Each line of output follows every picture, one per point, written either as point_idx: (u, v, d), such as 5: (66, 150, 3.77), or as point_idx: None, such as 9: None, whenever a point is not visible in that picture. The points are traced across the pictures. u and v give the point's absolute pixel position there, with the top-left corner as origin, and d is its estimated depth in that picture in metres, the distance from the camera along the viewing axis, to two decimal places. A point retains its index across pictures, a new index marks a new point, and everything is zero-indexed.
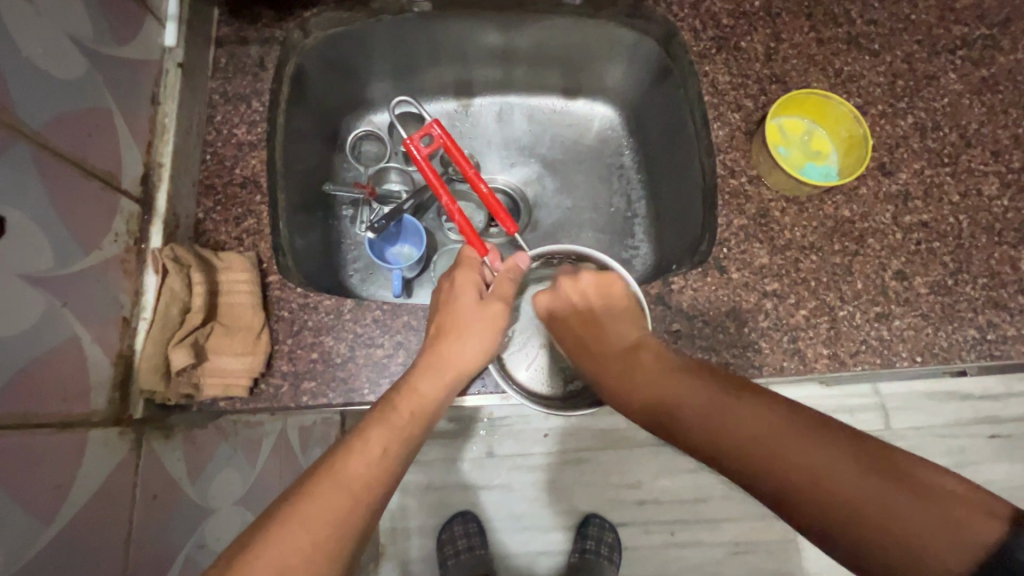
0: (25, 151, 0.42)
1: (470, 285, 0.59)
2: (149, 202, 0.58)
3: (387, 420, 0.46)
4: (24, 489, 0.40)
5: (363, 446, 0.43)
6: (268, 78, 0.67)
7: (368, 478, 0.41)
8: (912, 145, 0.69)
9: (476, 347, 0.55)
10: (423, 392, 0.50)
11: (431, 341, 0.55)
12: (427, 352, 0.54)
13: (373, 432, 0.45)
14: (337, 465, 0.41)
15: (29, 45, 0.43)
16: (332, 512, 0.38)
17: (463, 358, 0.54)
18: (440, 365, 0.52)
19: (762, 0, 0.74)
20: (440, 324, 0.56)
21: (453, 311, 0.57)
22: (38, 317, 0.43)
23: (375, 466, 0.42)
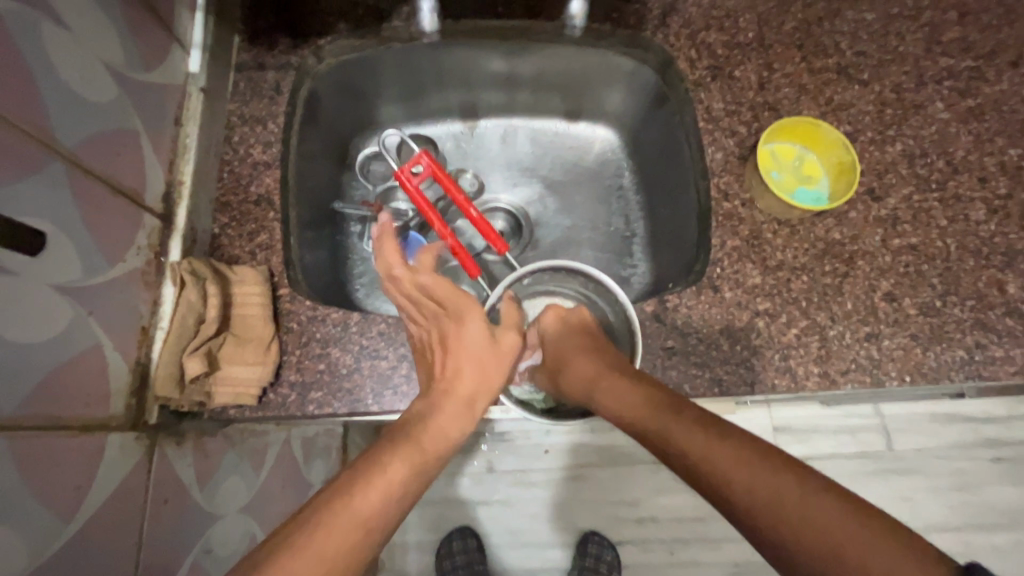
0: (61, 170, 0.45)
1: (483, 311, 0.57)
2: (170, 218, 0.61)
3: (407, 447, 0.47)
4: (47, 488, 0.42)
5: (380, 478, 0.43)
6: (284, 101, 0.71)
7: (381, 506, 0.42)
8: (900, 171, 0.72)
9: (490, 379, 0.56)
10: (441, 428, 0.50)
11: (441, 370, 0.55)
12: (440, 382, 0.54)
13: (394, 459, 0.45)
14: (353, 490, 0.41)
15: (69, 74, 0.47)
16: (343, 535, 0.38)
17: (477, 394, 0.55)
18: (453, 398, 0.53)
19: (756, 32, 0.77)
20: (446, 352, 0.55)
21: (462, 335, 0.56)
22: (66, 325, 0.46)
23: (389, 492, 0.43)
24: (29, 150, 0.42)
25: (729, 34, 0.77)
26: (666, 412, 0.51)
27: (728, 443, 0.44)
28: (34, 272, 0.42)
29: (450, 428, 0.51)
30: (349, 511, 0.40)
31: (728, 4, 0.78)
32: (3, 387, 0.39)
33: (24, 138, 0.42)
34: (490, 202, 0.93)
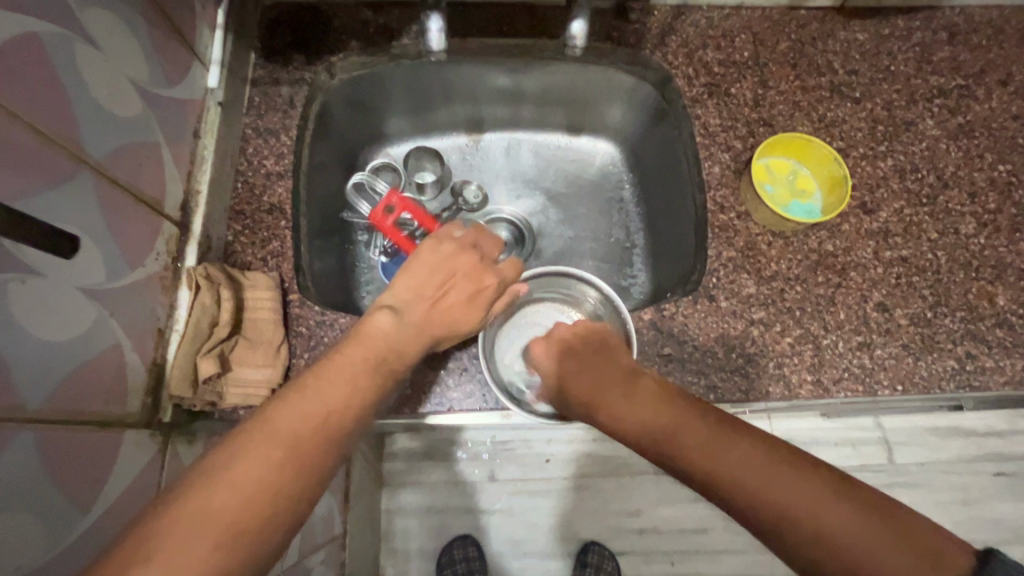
0: (89, 179, 0.48)
1: (474, 279, 0.57)
2: (187, 225, 0.64)
3: (359, 347, 0.47)
4: (68, 480, 0.44)
5: (312, 395, 0.40)
6: (296, 115, 0.74)
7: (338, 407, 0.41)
8: (891, 186, 0.74)
9: (432, 327, 0.53)
10: (391, 348, 0.49)
11: (403, 292, 0.54)
12: (396, 301, 0.53)
13: (348, 357, 0.46)
14: (312, 389, 0.41)
15: (98, 89, 0.50)
16: (300, 431, 0.38)
17: (418, 338, 0.52)
18: (405, 323, 0.51)
19: (751, 51, 0.80)
20: (417, 282, 0.55)
21: (438, 279, 0.56)
22: (89, 325, 0.48)
23: (347, 393, 0.42)
24: (58, 159, 0.45)
25: (725, 52, 0.80)
26: (679, 420, 0.46)
27: (740, 443, 0.42)
28: (62, 274, 0.45)
29: (402, 349, 0.50)
30: (301, 411, 0.39)
31: (724, 24, 0.81)
32: (31, 382, 0.41)
33: (53, 148, 0.44)
34: (493, 213, 0.95)
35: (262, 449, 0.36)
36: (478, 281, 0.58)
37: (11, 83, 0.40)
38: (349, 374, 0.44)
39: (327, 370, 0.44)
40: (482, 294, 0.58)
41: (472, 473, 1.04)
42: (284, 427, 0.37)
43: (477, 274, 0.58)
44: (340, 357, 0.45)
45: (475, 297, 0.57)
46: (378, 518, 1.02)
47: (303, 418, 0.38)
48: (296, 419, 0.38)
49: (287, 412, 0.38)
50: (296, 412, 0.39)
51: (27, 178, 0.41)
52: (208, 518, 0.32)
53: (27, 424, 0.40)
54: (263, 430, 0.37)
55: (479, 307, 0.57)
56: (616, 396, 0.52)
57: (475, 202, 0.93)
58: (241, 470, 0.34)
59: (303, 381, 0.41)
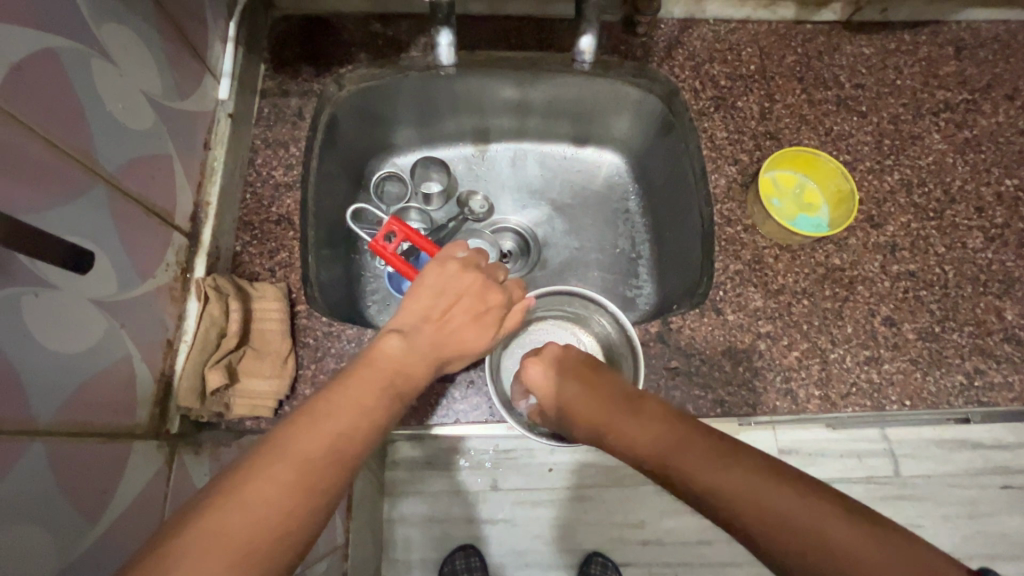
0: (102, 192, 0.49)
1: (480, 297, 0.56)
2: (196, 235, 0.64)
3: (369, 371, 0.46)
4: (77, 492, 0.44)
5: (326, 417, 0.40)
6: (305, 126, 0.75)
7: (350, 426, 0.41)
8: (898, 200, 0.74)
9: (442, 349, 0.52)
10: (402, 369, 0.48)
11: (410, 315, 0.53)
12: (403, 326, 0.52)
13: (360, 379, 0.45)
14: (326, 408, 0.41)
15: (113, 103, 0.51)
16: (313, 453, 0.38)
17: (427, 361, 0.51)
18: (414, 347, 0.50)
19: (757, 64, 0.81)
20: (422, 304, 0.54)
21: (445, 299, 0.55)
22: (100, 336, 0.48)
23: (358, 414, 0.42)
24: (73, 172, 0.45)
25: (732, 66, 0.81)
26: (681, 445, 0.47)
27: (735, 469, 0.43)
28: (74, 287, 0.45)
29: (411, 373, 0.49)
30: (315, 431, 0.39)
31: (731, 38, 0.82)
32: (43, 394, 0.41)
33: (68, 161, 0.45)
34: (499, 223, 0.96)
35: (275, 471, 0.36)
36: (486, 300, 0.57)
37: (28, 98, 0.41)
38: (362, 394, 0.44)
39: (342, 389, 0.44)
40: (490, 311, 0.57)
41: (475, 482, 1.02)
42: (297, 448, 0.38)
43: (484, 293, 0.57)
44: (356, 376, 0.45)
45: (484, 316, 0.56)
46: (381, 528, 1.02)
47: (316, 438, 0.39)
48: (309, 440, 0.38)
49: (300, 432, 0.39)
50: (310, 432, 0.39)
51: (43, 192, 0.42)
52: (222, 544, 0.32)
53: (38, 437, 0.41)
54: (277, 451, 0.37)
55: (489, 325, 0.56)
56: (620, 420, 0.52)
57: (481, 212, 0.94)
58: (254, 490, 0.35)
59: (316, 403, 0.42)
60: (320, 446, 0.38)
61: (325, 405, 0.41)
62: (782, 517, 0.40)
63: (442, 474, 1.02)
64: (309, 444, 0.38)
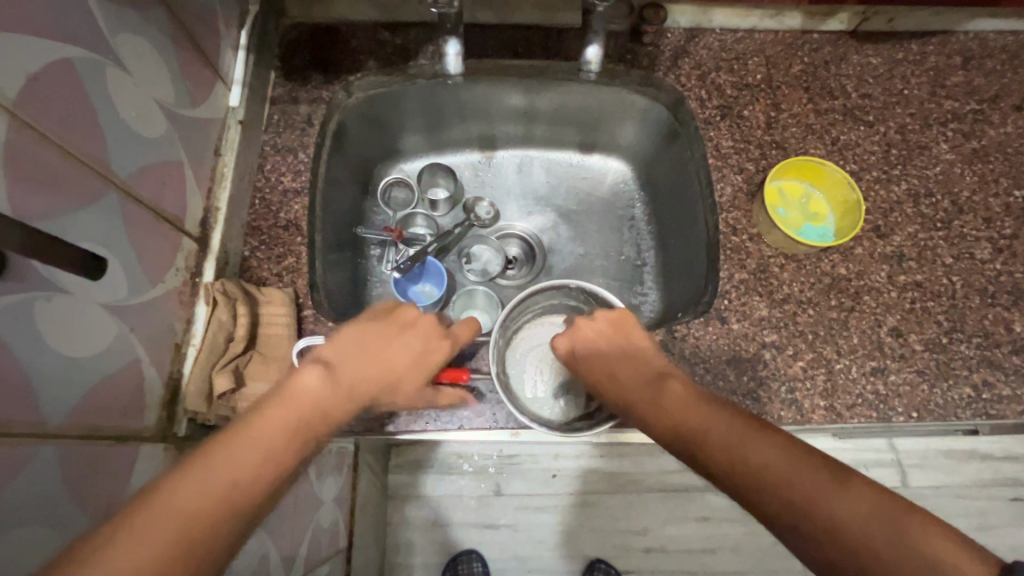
0: (114, 198, 0.49)
1: (422, 336, 0.58)
2: (206, 240, 0.65)
3: (284, 406, 0.43)
4: (85, 495, 0.45)
5: (230, 458, 0.38)
6: (314, 133, 0.76)
7: (246, 476, 0.38)
8: (905, 210, 0.74)
9: (366, 388, 0.51)
10: (327, 405, 0.46)
11: (343, 347, 0.53)
12: (332, 357, 0.51)
13: (271, 417, 0.42)
14: (220, 456, 0.38)
15: (126, 111, 0.51)
16: (195, 510, 0.35)
17: (350, 397, 0.49)
18: (338, 380, 0.49)
19: (764, 74, 0.81)
20: (360, 338, 0.54)
21: (384, 335, 0.55)
22: (111, 340, 0.49)
23: (266, 456, 0.39)
24: (86, 179, 0.46)
25: (738, 75, 0.81)
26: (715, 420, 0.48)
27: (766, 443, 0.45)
28: (87, 292, 0.46)
29: (330, 412, 0.46)
30: (198, 485, 0.36)
31: (737, 47, 0.82)
32: (53, 397, 0.42)
33: (82, 169, 0.46)
34: (505, 229, 0.96)
35: (148, 530, 0.33)
36: (428, 340, 0.58)
37: (44, 108, 0.42)
38: (269, 434, 0.41)
39: (247, 429, 0.41)
40: (428, 354, 0.58)
41: (476, 487, 1.03)
42: (186, 501, 0.35)
43: (429, 332, 0.59)
44: (265, 415, 0.42)
45: (421, 356, 0.57)
46: (383, 532, 1.02)
47: (200, 494, 0.35)
48: (192, 497, 0.35)
49: (190, 482, 0.36)
50: (196, 485, 0.36)
51: (56, 199, 0.43)
52: None
53: (48, 440, 0.41)
54: (151, 510, 0.34)
55: (424, 369, 0.57)
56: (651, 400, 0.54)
57: (487, 219, 0.95)
58: (131, 549, 0.32)
59: (211, 447, 0.38)
60: (204, 501, 0.35)
61: (222, 451, 0.38)
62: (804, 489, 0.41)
63: (444, 477, 1.04)
64: (191, 500, 0.35)
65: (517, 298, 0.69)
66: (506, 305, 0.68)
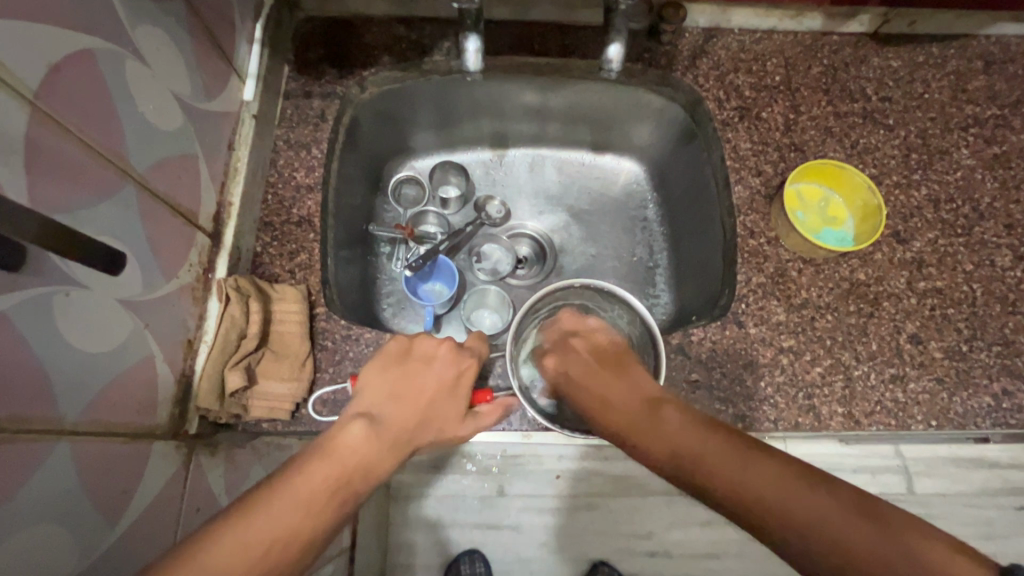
0: (131, 191, 0.49)
1: (452, 364, 0.56)
2: (218, 235, 0.64)
3: (326, 459, 0.42)
4: (99, 492, 0.44)
5: (267, 515, 0.37)
6: (328, 128, 0.75)
7: (284, 535, 0.36)
8: (925, 216, 0.73)
9: (413, 433, 0.49)
10: (372, 457, 0.44)
11: (377, 395, 0.51)
12: (370, 407, 0.49)
13: (311, 471, 0.40)
14: (260, 511, 0.37)
15: (144, 103, 0.51)
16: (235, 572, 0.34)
17: (398, 447, 0.47)
18: (383, 431, 0.47)
19: (783, 75, 0.80)
20: (390, 381, 0.52)
21: (415, 373, 0.53)
22: (126, 336, 0.48)
23: (301, 514, 0.38)
24: (104, 173, 0.45)
25: (757, 76, 0.80)
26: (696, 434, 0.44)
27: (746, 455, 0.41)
28: (103, 287, 0.45)
29: (379, 466, 0.44)
30: (239, 542, 0.35)
31: (756, 48, 0.81)
32: (68, 393, 0.41)
33: (100, 162, 0.45)
34: (516, 229, 0.95)
35: None
36: (461, 371, 0.56)
37: (65, 99, 0.41)
38: (311, 490, 0.39)
39: (289, 483, 0.39)
40: (462, 378, 0.55)
41: (480, 487, 1.00)
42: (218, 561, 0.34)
43: (461, 364, 0.56)
44: (307, 469, 0.41)
45: (456, 384, 0.55)
46: (389, 532, 1.01)
47: (239, 552, 0.35)
48: (231, 554, 0.34)
49: (226, 541, 0.35)
50: (237, 544, 0.35)
51: (75, 192, 0.42)
52: None
53: (64, 436, 0.41)
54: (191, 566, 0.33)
55: (461, 396, 0.55)
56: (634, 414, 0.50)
57: (498, 217, 0.94)
58: None
59: (255, 502, 0.37)
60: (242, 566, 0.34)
61: (264, 506, 0.37)
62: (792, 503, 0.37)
63: (447, 478, 1.00)
64: (231, 559, 0.34)
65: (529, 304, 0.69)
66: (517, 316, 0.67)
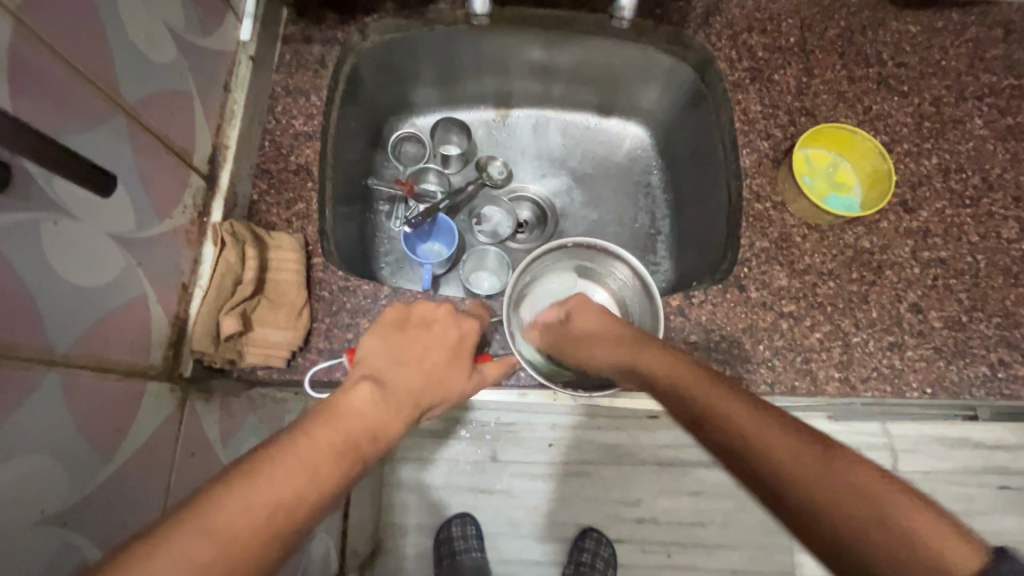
0: (121, 122, 0.47)
1: (453, 326, 0.55)
2: (214, 179, 0.63)
3: (334, 424, 0.42)
4: (92, 430, 0.44)
5: (275, 474, 0.36)
6: (327, 75, 0.72)
7: (291, 497, 0.36)
8: (934, 185, 0.72)
9: (420, 400, 0.49)
10: (380, 424, 0.44)
11: (379, 360, 0.50)
12: (376, 371, 0.49)
13: (318, 437, 0.40)
14: (267, 469, 0.36)
15: (134, 31, 0.48)
16: (244, 532, 0.33)
17: (407, 412, 0.47)
18: (392, 395, 0.47)
19: (797, 36, 0.77)
20: (391, 348, 0.51)
21: (416, 340, 0.53)
22: (119, 272, 0.47)
23: (310, 476, 0.38)
24: (91, 98, 0.43)
25: (771, 37, 0.77)
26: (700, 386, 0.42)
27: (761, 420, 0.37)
28: (93, 218, 0.44)
29: (384, 432, 0.44)
30: (246, 501, 0.34)
31: (772, 7, 0.78)
32: (58, 322, 0.40)
33: (89, 89, 0.43)
34: (517, 191, 0.94)
35: (194, 540, 0.32)
36: (464, 340, 0.55)
37: (49, 14, 0.39)
38: (318, 453, 0.39)
39: (295, 447, 0.39)
40: (464, 342, 0.55)
41: (473, 452, 1.02)
42: (225, 521, 0.33)
43: (462, 331, 0.55)
44: (311, 435, 0.40)
45: (457, 348, 0.54)
46: (381, 491, 1.02)
47: (249, 511, 0.34)
48: (238, 515, 0.34)
49: (235, 497, 0.34)
50: (244, 505, 0.34)
51: (63, 116, 0.40)
52: None
53: (56, 366, 0.40)
54: (198, 523, 0.33)
55: (463, 361, 0.54)
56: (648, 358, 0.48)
57: (500, 178, 0.92)
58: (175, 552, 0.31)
59: (260, 463, 0.37)
60: (253, 521, 0.34)
61: (269, 469, 0.36)
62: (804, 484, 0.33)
63: (444, 442, 1.02)
64: (239, 520, 0.34)
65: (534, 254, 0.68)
66: (511, 278, 0.67)
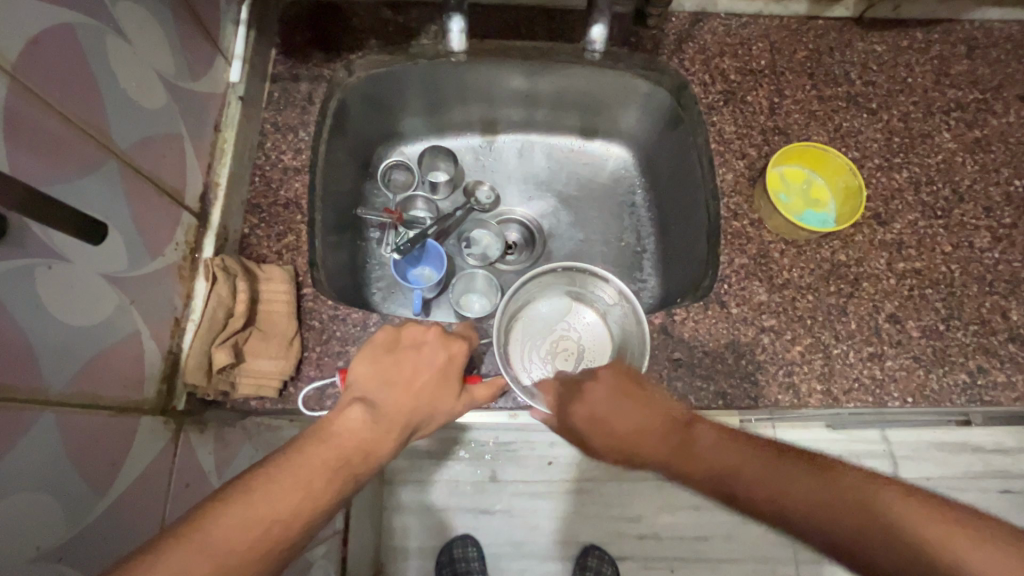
0: (114, 167, 0.49)
1: (441, 348, 0.55)
2: (205, 216, 0.65)
3: (324, 444, 0.44)
4: (88, 466, 0.45)
5: (272, 491, 0.40)
6: (315, 111, 0.75)
7: (286, 514, 0.39)
8: (906, 198, 0.74)
9: (411, 421, 0.50)
10: (370, 443, 0.46)
11: (369, 382, 0.52)
12: (367, 394, 0.50)
13: (311, 456, 0.43)
14: (262, 491, 0.39)
15: (125, 81, 0.51)
16: (238, 548, 0.37)
17: (395, 431, 0.49)
18: (380, 416, 0.49)
19: (768, 59, 0.80)
20: (380, 370, 0.52)
21: (405, 361, 0.53)
22: (111, 311, 0.49)
23: (302, 495, 0.41)
24: (86, 148, 0.46)
25: (742, 61, 0.80)
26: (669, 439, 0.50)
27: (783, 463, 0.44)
28: (86, 260, 0.46)
29: (375, 450, 0.46)
30: (241, 519, 0.38)
31: (742, 32, 0.82)
32: (54, 364, 0.42)
33: (81, 138, 0.45)
34: (505, 214, 0.96)
35: (192, 553, 0.35)
36: (458, 365, 0.55)
37: (43, 71, 0.41)
38: (311, 473, 0.42)
39: (291, 466, 0.42)
40: (452, 363, 0.55)
41: (473, 473, 1.01)
42: (221, 536, 0.37)
43: (453, 356, 0.55)
44: (305, 452, 0.43)
45: (447, 369, 0.54)
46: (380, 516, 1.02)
47: (243, 527, 0.37)
48: (233, 530, 0.37)
49: (232, 512, 0.38)
50: (239, 522, 0.37)
51: (56, 166, 0.42)
52: None
53: (49, 406, 0.41)
54: (195, 539, 0.36)
55: (452, 381, 0.55)
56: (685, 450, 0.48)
57: (487, 203, 0.95)
58: (179, 562, 0.35)
59: (255, 482, 0.40)
60: (246, 537, 0.37)
61: (264, 486, 0.40)
62: (884, 528, 0.39)
63: (441, 463, 1.01)
64: (234, 535, 0.37)
65: (522, 280, 0.69)
66: (500, 305, 0.67)
